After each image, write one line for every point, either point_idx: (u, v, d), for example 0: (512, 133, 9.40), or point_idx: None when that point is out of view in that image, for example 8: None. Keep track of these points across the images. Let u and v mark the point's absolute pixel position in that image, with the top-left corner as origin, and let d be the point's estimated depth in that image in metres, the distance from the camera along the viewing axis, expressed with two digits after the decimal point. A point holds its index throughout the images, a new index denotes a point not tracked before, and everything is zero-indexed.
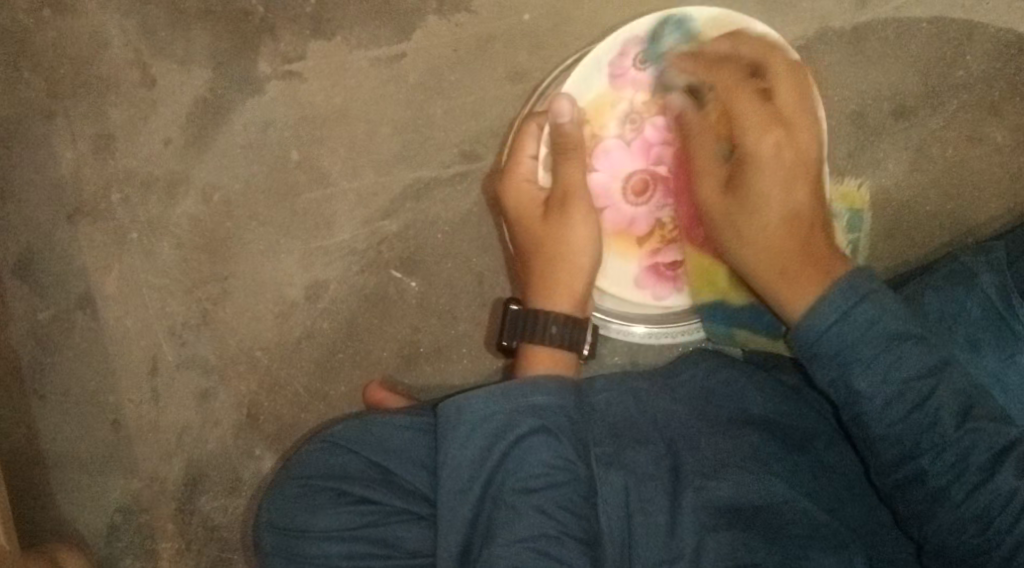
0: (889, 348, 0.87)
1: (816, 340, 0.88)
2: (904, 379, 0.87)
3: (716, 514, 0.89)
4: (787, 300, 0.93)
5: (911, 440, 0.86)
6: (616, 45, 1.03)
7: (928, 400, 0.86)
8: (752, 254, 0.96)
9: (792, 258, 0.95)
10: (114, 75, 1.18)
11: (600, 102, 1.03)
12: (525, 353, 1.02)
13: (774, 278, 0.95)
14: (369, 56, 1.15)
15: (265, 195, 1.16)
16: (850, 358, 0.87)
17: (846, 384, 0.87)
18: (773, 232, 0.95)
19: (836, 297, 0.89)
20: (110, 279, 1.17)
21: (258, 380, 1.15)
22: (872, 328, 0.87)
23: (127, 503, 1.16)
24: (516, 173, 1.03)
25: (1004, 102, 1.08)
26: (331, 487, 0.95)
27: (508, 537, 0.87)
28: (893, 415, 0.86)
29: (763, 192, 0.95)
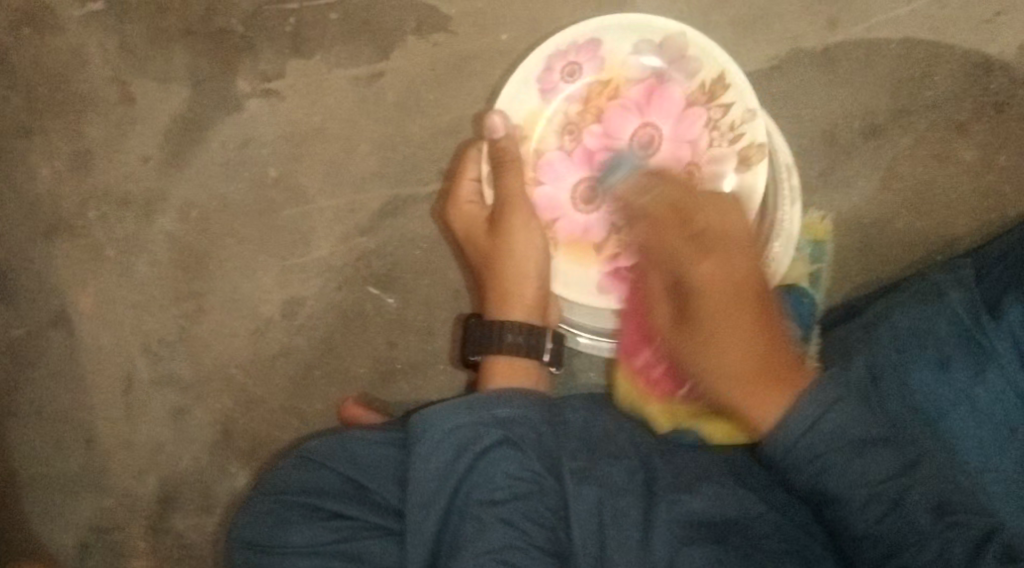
0: (859, 452, 0.81)
1: (785, 433, 0.82)
2: (878, 472, 0.81)
3: (689, 528, 0.89)
4: (753, 394, 0.86)
5: (891, 536, 0.80)
6: (541, 60, 1.03)
7: (905, 495, 0.80)
8: (717, 340, 0.88)
9: (751, 336, 0.88)
10: (93, 92, 1.18)
11: (534, 118, 1.04)
12: (489, 365, 1.01)
13: (729, 359, 0.88)
14: (347, 74, 1.16)
15: (243, 212, 1.16)
16: (822, 463, 0.81)
17: (817, 484, 0.82)
18: (740, 304, 0.88)
19: (809, 405, 0.81)
20: (86, 296, 1.17)
21: (233, 397, 1.15)
22: (849, 431, 0.81)
23: (99, 521, 1.15)
24: (459, 196, 1.05)
25: (974, 121, 1.09)
26: (305, 502, 0.95)
27: (475, 549, 0.86)
28: (870, 514, 0.81)
29: (711, 269, 0.89)
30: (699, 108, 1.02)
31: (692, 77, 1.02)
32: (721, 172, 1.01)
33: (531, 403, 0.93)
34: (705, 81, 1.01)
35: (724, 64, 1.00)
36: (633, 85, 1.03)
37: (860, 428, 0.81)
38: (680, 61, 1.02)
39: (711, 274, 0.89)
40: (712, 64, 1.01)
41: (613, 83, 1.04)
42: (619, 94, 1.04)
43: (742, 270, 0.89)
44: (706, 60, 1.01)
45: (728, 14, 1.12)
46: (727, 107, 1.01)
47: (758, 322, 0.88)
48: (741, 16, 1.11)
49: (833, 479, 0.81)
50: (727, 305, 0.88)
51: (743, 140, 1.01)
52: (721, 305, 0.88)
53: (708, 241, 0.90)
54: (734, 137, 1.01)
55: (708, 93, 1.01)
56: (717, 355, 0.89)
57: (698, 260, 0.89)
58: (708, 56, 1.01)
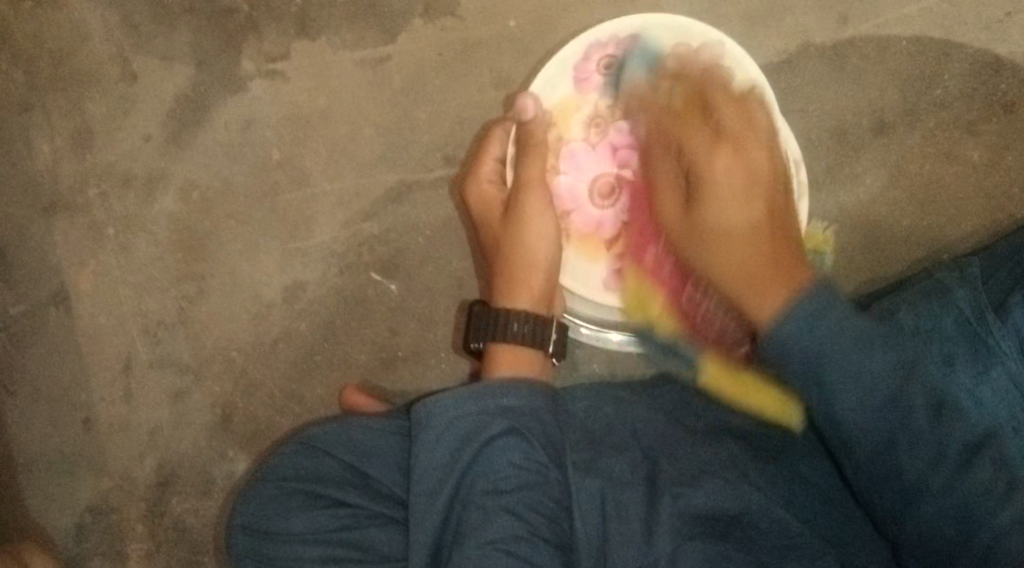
0: (860, 345, 0.84)
1: (785, 327, 0.85)
2: (878, 370, 0.84)
3: (690, 524, 0.89)
4: (754, 288, 0.90)
5: (887, 433, 0.83)
6: (581, 48, 1.05)
7: (903, 394, 0.83)
8: (718, 245, 0.93)
9: (758, 236, 0.92)
10: (95, 69, 1.17)
11: (566, 105, 1.05)
12: (491, 355, 1.00)
13: (743, 259, 0.92)
14: (354, 57, 1.15)
15: (245, 194, 1.15)
16: (823, 355, 0.84)
17: (818, 378, 0.84)
18: (753, 210, 0.93)
19: (794, 322, 0.85)
20: (86, 275, 1.16)
21: (233, 381, 1.14)
22: (845, 332, 0.84)
23: (95, 503, 1.14)
24: (479, 175, 1.05)
25: (982, 121, 1.10)
26: (306, 490, 0.94)
27: (478, 539, 0.86)
28: (869, 410, 0.83)
29: (721, 162, 0.94)
30: None
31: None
32: None
33: (538, 394, 0.93)
34: None
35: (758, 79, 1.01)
36: None
37: (857, 323, 0.85)
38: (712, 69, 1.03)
39: (728, 171, 0.94)
40: (743, 76, 1.02)
41: None
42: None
43: (760, 165, 0.94)
44: (739, 71, 1.02)
45: (739, 6, 1.11)
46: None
47: (767, 232, 0.93)
48: (752, 8, 1.11)
49: (835, 372, 0.83)
50: (739, 200, 0.93)
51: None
52: (735, 218, 0.93)
53: (732, 133, 0.95)
54: None
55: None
56: (722, 250, 0.93)
57: (710, 152, 0.94)
58: (743, 68, 1.02)
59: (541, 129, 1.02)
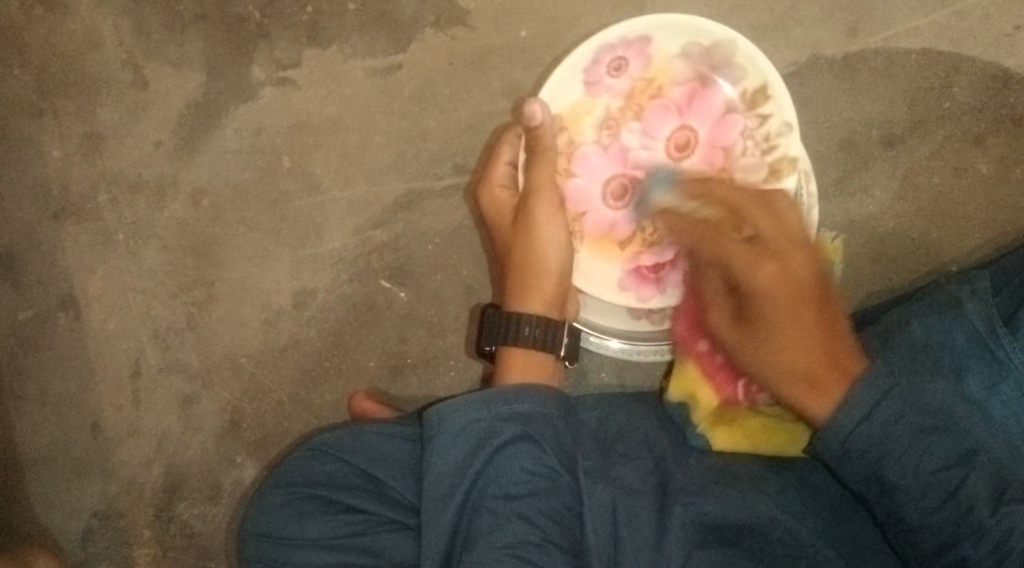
0: (922, 438, 0.84)
1: (836, 426, 0.85)
2: (934, 463, 0.84)
3: (702, 531, 0.90)
4: (815, 387, 0.88)
5: (947, 528, 0.82)
6: (592, 52, 1.02)
7: (960, 487, 0.83)
8: (778, 342, 0.90)
9: (811, 336, 0.89)
10: (106, 75, 1.17)
11: (575, 109, 1.03)
12: (503, 357, 1.01)
13: (789, 358, 0.89)
14: (365, 65, 1.15)
15: (255, 201, 1.15)
16: (883, 447, 0.84)
17: (877, 474, 0.84)
18: (798, 303, 0.89)
19: (865, 393, 0.84)
20: (94, 281, 1.16)
21: (241, 388, 1.14)
22: (898, 415, 0.84)
23: (102, 509, 1.14)
24: (492, 179, 1.04)
25: (991, 134, 1.10)
26: (320, 496, 0.94)
27: (490, 543, 0.86)
28: (925, 502, 0.83)
29: (797, 259, 0.89)
30: (739, 115, 1.01)
31: (736, 84, 1.01)
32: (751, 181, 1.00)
33: (550, 401, 0.93)
34: (746, 90, 1.01)
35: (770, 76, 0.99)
36: (676, 87, 1.03)
37: (919, 413, 0.84)
38: (725, 67, 1.01)
39: (772, 276, 0.89)
40: (756, 73, 1.00)
41: (658, 82, 1.03)
42: (661, 94, 1.03)
43: (803, 273, 0.89)
44: (751, 70, 1.00)
45: (750, 18, 1.12)
46: (765, 119, 1.00)
47: (820, 321, 0.89)
48: (762, 20, 1.11)
49: (893, 466, 0.84)
50: (785, 303, 0.89)
51: (778, 152, 1.00)
52: (777, 304, 0.89)
53: (774, 248, 0.90)
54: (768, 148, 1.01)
55: (748, 102, 1.01)
56: (778, 342, 0.90)
57: (753, 265, 0.89)
58: (754, 66, 1.00)
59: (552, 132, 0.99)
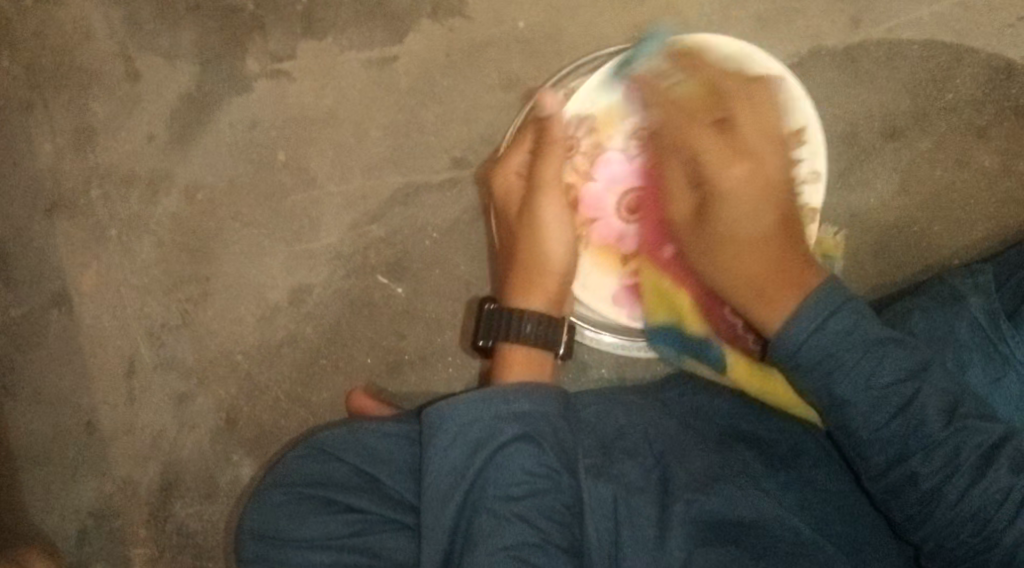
0: (874, 351, 0.86)
1: (795, 330, 0.87)
2: (887, 376, 0.85)
3: (704, 530, 0.89)
4: (777, 297, 0.92)
5: (899, 442, 0.84)
6: (636, 62, 1.02)
7: (913, 397, 0.85)
8: (739, 246, 0.95)
9: (767, 243, 0.94)
10: (98, 67, 1.15)
11: (610, 115, 1.03)
12: (503, 353, 1.00)
13: (750, 268, 0.94)
14: (360, 57, 1.13)
15: (250, 195, 1.14)
16: (830, 361, 0.85)
17: (828, 388, 0.86)
18: (764, 205, 0.94)
19: (810, 312, 0.87)
20: (87, 277, 1.14)
21: (237, 385, 1.13)
22: (847, 333, 0.86)
23: (97, 508, 1.13)
24: (507, 165, 1.02)
25: (994, 126, 1.09)
26: (318, 495, 0.93)
27: (491, 545, 0.85)
28: (878, 418, 0.85)
29: (766, 161, 0.95)
30: None
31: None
32: None
33: (552, 399, 0.92)
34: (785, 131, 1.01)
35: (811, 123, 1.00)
36: None
37: (872, 331, 0.87)
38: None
39: (743, 175, 0.94)
40: (800, 116, 1.01)
41: None
42: None
43: (772, 170, 0.95)
44: (794, 111, 1.01)
45: (750, 9, 1.10)
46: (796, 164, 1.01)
47: (783, 242, 0.94)
48: (763, 11, 1.10)
49: (842, 384, 0.85)
50: (748, 208, 0.94)
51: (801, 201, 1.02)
52: (750, 216, 0.94)
53: (740, 140, 0.95)
54: None
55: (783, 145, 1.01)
56: (735, 259, 0.95)
57: (725, 164, 0.94)
58: (798, 109, 1.01)
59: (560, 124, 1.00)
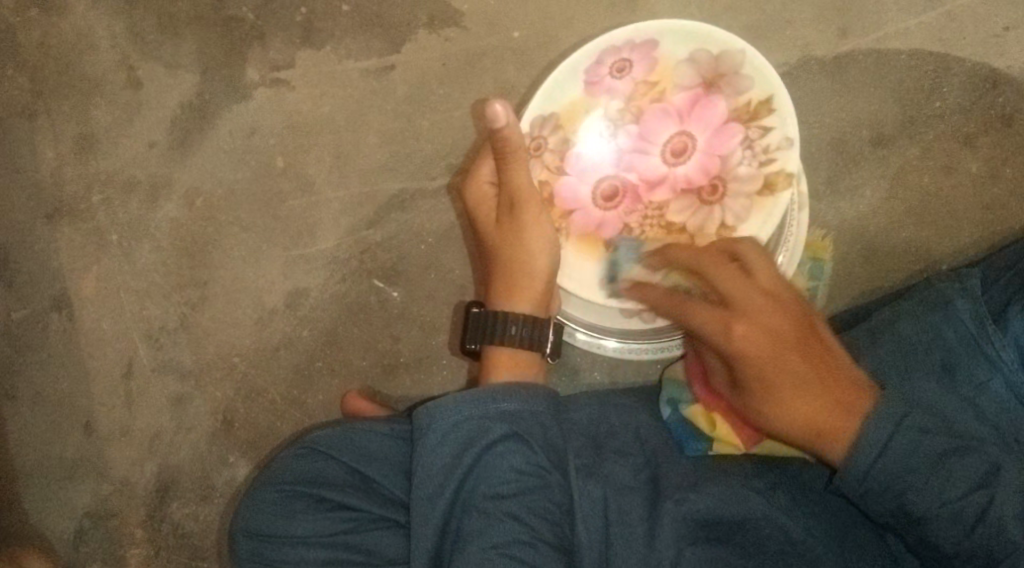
0: (940, 467, 0.84)
1: (857, 465, 0.84)
2: (958, 491, 0.83)
3: (694, 528, 0.90)
4: (828, 432, 0.86)
5: (982, 553, 0.83)
6: (593, 53, 1.01)
7: (988, 509, 0.83)
8: (778, 398, 0.89)
9: (806, 384, 0.88)
10: (101, 75, 1.17)
11: (574, 108, 1.02)
12: (490, 355, 1.01)
13: (800, 410, 0.88)
14: (358, 66, 1.15)
15: (249, 200, 1.16)
16: (899, 484, 0.84)
17: (902, 509, 0.84)
18: (782, 350, 0.88)
19: (877, 427, 0.84)
20: (88, 281, 1.16)
21: (234, 387, 1.14)
22: (911, 457, 0.84)
23: (95, 509, 1.14)
24: (479, 175, 1.01)
25: (980, 134, 1.11)
26: (310, 493, 0.94)
27: (482, 544, 0.87)
28: (956, 531, 0.83)
29: (767, 316, 0.89)
30: (740, 125, 0.99)
31: (738, 94, 0.99)
32: (746, 191, 0.99)
33: (538, 398, 0.93)
34: (752, 100, 0.99)
35: (774, 88, 0.98)
36: (679, 93, 1.01)
37: (934, 446, 0.84)
38: (730, 77, 0.99)
39: (748, 332, 0.89)
40: (759, 84, 0.99)
41: (660, 86, 1.01)
42: (662, 98, 1.01)
43: (786, 317, 0.90)
44: (757, 80, 0.99)
45: (741, 19, 1.13)
46: (766, 130, 0.99)
47: (811, 367, 0.88)
48: (753, 21, 1.12)
49: (917, 505, 0.84)
50: (766, 361, 0.89)
51: (773, 165, 0.99)
52: (770, 371, 0.89)
53: (739, 305, 0.90)
54: (766, 159, 0.99)
55: (749, 114, 0.99)
56: (784, 404, 0.88)
57: (725, 332, 0.90)
58: (760, 77, 0.98)
59: (517, 132, 0.94)
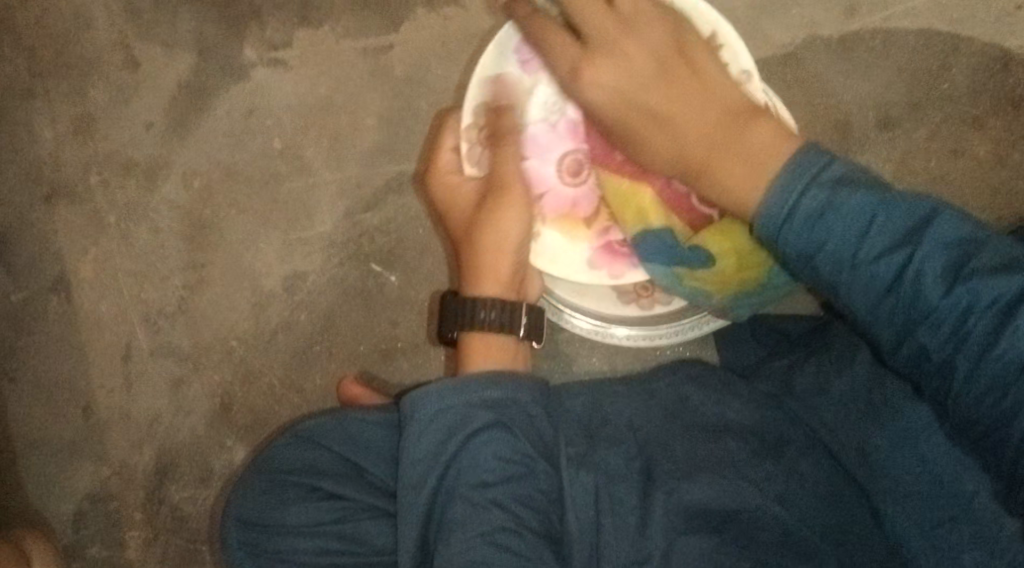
0: (852, 224, 0.82)
1: (767, 210, 0.85)
2: (875, 248, 0.82)
3: (687, 518, 0.89)
4: (725, 169, 0.91)
5: (899, 315, 0.81)
6: (516, 35, 1.01)
7: (908, 265, 0.80)
8: (651, 100, 0.94)
9: (689, 101, 0.93)
10: (97, 55, 1.16)
11: (514, 92, 1.01)
12: (467, 343, 1.00)
13: (688, 144, 0.93)
14: (357, 46, 1.14)
15: (246, 183, 1.15)
16: (810, 248, 0.83)
17: (814, 270, 0.84)
18: (659, 79, 0.94)
19: (777, 193, 0.84)
20: (85, 263, 1.16)
21: (232, 370, 1.14)
22: (850, 228, 0.82)
23: (95, 491, 1.14)
24: (441, 167, 1.04)
25: (989, 117, 1.09)
26: (301, 482, 0.93)
27: (467, 532, 0.86)
28: (871, 296, 0.82)
29: (650, 33, 0.94)
30: None
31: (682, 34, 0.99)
32: None
33: (523, 387, 0.92)
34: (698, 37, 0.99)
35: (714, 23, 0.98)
36: None
37: (850, 203, 0.82)
38: None
39: (602, 87, 0.95)
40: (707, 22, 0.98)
41: None
42: None
43: (654, 42, 0.94)
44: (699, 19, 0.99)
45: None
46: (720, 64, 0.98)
47: (689, 88, 0.94)
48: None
49: (851, 282, 0.83)
50: (657, 91, 0.94)
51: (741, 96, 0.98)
52: (637, 93, 0.94)
53: (627, 23, 0.94)
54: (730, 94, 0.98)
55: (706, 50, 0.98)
56: (667, 139, 0.94)
57: (608, 45, 0.94)
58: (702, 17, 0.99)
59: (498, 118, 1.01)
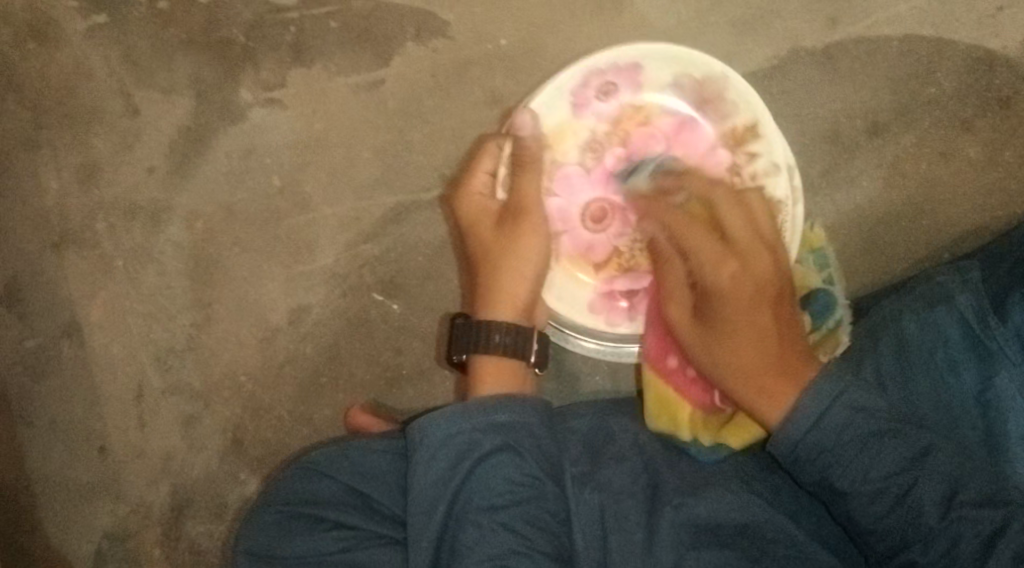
0: (870, 446, 0.84)
1: (789, 430, 0.86)
2: (882, 471, 0.84)
3: (695, 534, 0.90)
4: (767, 392, 0.89)
5: (897, 533, 0.83)
6: (577, 75, 1.03)
7: (911, 489, 0.83)
8: (727, 318, 0.91)
9: (762, 332, 0.91)
10: (98, 104, 1.19)
11: (561, 130, 1.04)
12: (477, 368, 1.01)
13: (748, 359, 0.90)
14: (349, 81, 1.16)
15: (247, 221, 1.17)
16: (828, 458, 0.85)
17: (827, 481, 0.85)
18: (756, 304, 0.91)
19: (812, 401, 0.85)
20: (95, 307, 1.19)
21: (242, 405, 1.16)
22: (862, 457, 0.84)
23: (113, 529, 1.17)
24: (470, 187, 1.03)
25: (977, 118, 1.09)
26: (309, 514, 0.94)
27: (477, 557, 0.86)
28: (875, 510, 0.84)
29: (760, 260, 0.92)
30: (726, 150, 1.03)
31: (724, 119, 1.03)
32: None
33: (532, 409, 0.93)
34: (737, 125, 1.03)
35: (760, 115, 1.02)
36: (665, 118, 1.05)
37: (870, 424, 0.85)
38: (716, 102, 1.03)
39: (728, 276, 0.91)
40: (747, 110, 1.03)
41: (645, 111, 1.04)
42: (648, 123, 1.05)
43: (762, 268, 0.91)
44: (742, 108, 1.03)
45: (727, 15, 1.11)
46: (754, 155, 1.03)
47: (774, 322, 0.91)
48: (739, 16, 1.11)
49: (858, 505, 0.84)
50: (743, 305, 0.91)
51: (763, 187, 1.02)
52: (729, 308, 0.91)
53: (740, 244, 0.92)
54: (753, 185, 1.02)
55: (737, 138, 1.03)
56: (738, 355, 0.91)
57: (717, 265, 0.92)
58: (747, 106, 1.03)
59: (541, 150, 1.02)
